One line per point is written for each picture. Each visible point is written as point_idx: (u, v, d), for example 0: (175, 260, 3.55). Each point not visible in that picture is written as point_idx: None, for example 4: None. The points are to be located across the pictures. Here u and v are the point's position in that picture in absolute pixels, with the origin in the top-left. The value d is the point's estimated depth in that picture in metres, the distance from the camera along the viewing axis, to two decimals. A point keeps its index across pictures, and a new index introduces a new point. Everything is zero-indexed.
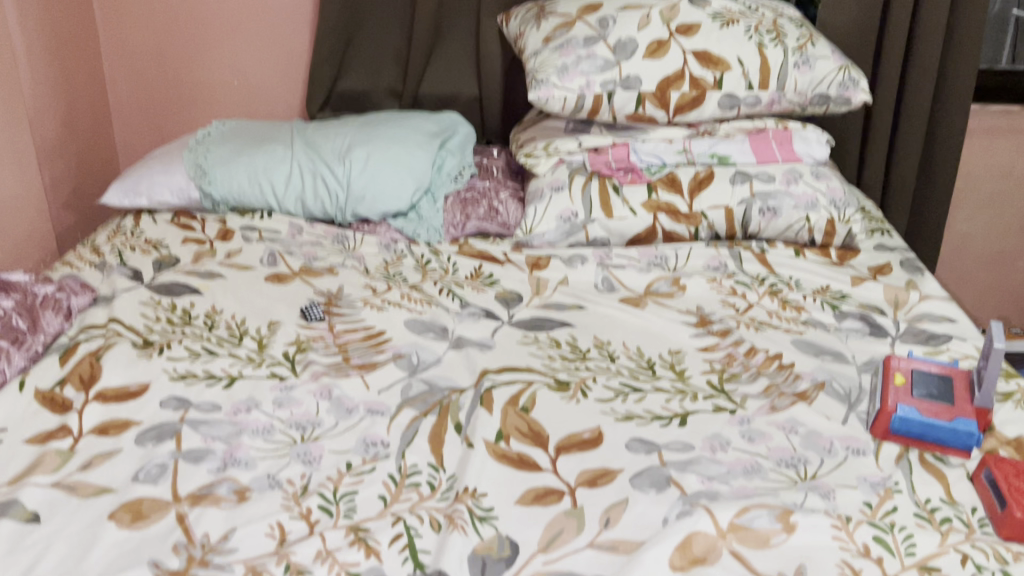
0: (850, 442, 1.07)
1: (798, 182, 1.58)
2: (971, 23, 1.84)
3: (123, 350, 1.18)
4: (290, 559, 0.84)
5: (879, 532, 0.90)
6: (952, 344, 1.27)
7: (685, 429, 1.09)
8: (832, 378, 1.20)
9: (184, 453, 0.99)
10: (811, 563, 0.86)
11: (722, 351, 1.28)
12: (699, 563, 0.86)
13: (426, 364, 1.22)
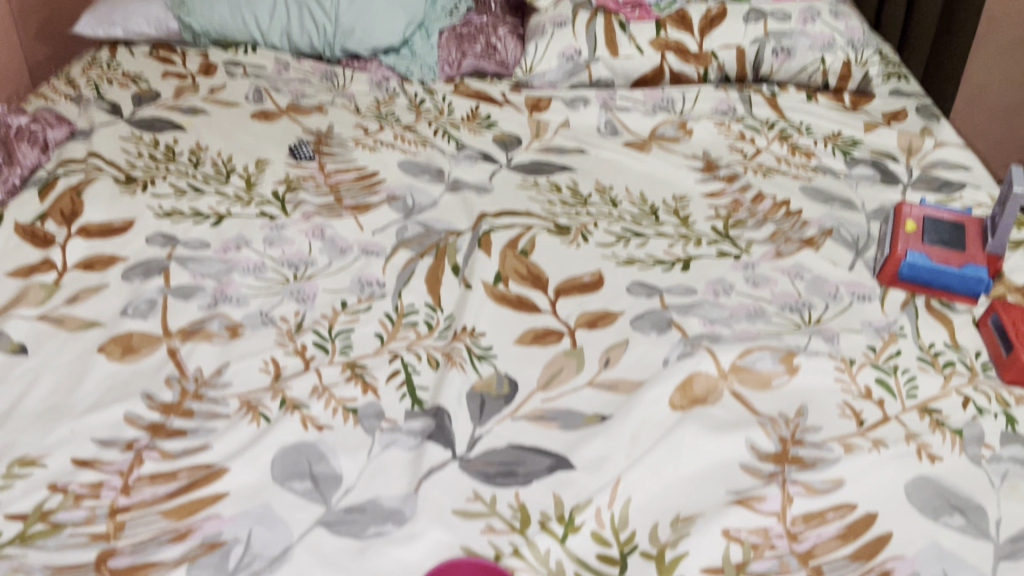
0: (856, 289, 1.05)
1: (816, 21, 1.50)
2: None
3: (104, 186, 1.13)
4: (285, 393, 0.82)
5: (882, 375, 0.89)
6: (965, 191, 1.23)
7: (688, 274, 1.06)
8: (840, 224, 1.17)
9: (173, 289, 0.96)
10: (813, 404, 0.85)
11: (728, 197, 1.23)
12: (699, 402, 0.85)
13: (422, 207, 1.17)
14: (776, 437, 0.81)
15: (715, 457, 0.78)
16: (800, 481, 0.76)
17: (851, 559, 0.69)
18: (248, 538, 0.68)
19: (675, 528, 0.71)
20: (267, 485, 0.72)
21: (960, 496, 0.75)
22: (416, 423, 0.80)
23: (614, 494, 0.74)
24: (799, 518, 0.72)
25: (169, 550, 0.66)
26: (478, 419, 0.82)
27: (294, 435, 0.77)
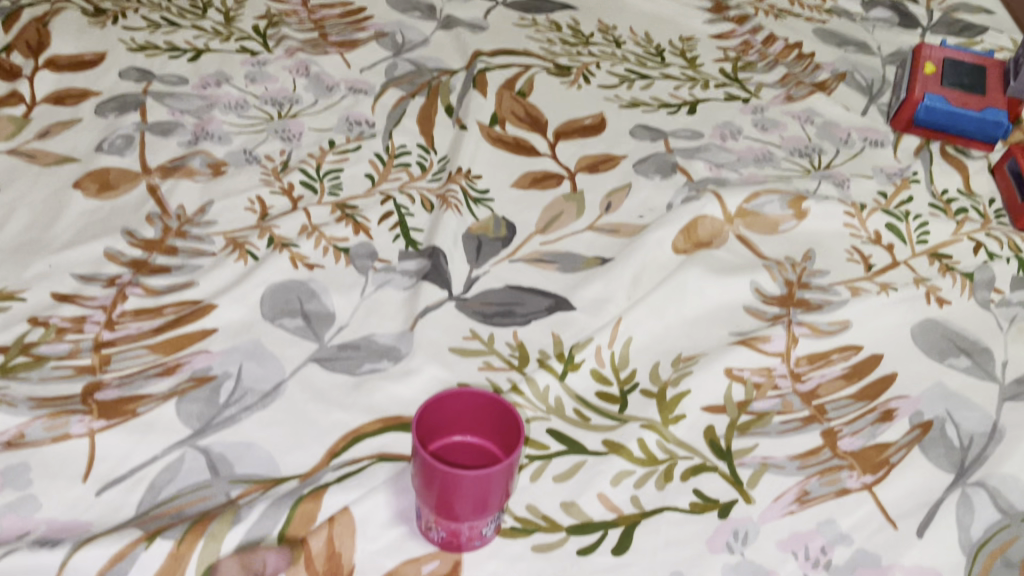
0: (868, 134, 1.00)
1: None
2: None
3: (71, 17, 1.05)
4: (273, 233, 0.78)
5: (893, 220, 0.85)
6: (987, 36, 1.16)
7: (693, 118, 1.01)
8: (854, 69, 1.11)
9: (150, 126, 0.91)
10: (820, 249, 0.83)
11: (738, 39, 1.16)
12: (703, 246, 0.81)
13: (413, 45, 1.10)
14: (782, 281, 0.78)
15: (718, 300, 0.76)
16: (806, 322, 0.74)
17: (854, 398, 0.68)
18: (239, 373, 0.66)
19: (677, 368, 0.70)
20: (256, 322, 0.70)
21: (966, 338, 0.74)
22: (410, 264, 0.77)
23: (614, 334, 0.72)
24: (803, 358, 0.71)
25: (157, 384, 0.64)
26: (474, 261, 0.79)
27: (283, 273, 0.74)
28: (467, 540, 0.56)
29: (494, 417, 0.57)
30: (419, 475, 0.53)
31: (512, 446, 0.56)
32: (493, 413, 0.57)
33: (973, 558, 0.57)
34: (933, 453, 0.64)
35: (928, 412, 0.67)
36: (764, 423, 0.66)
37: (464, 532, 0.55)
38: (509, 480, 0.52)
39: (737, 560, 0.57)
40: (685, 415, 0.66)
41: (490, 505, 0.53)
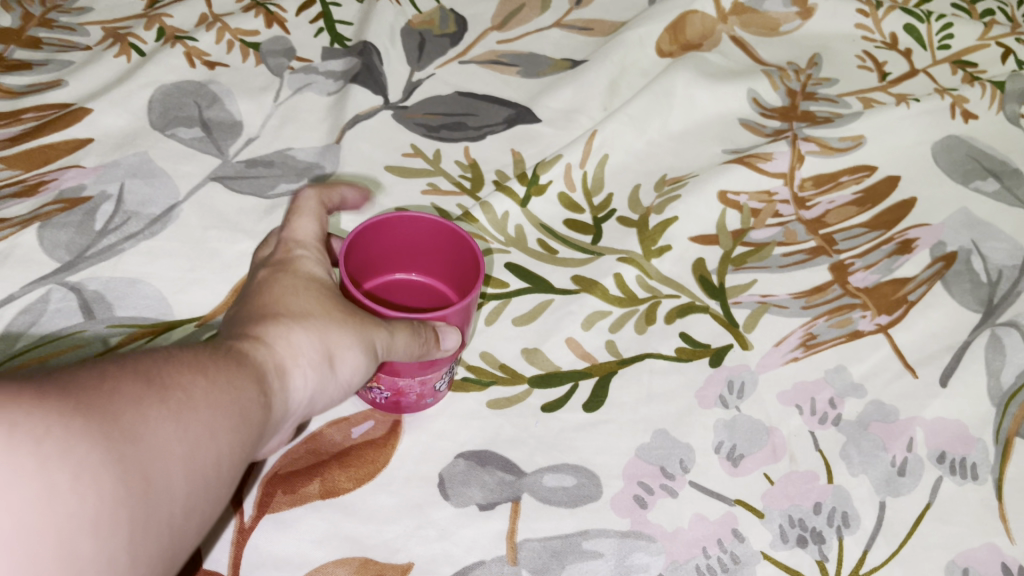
0: None
1: None
2: None
3: None
4: (163, 23, 0.63)
5: (913, 20, 0.72)
6: None
7: None
8: None
9: None
10: (827, 54, 0.70)
11: None
12: (692, 49, 0.68)
13: None
14: (783, 90, 0.66)
15: (708, 112, 0.64)
16: (813, 139, 0.62)
17: (867, 227, 0.58)
18: (120, 193, 0.53)
19: (661, 192, 0.58)
20: (143, 132, 0.56)
21: (994, 159, 0.63)
22: (336, 64, 0.63)
23: (588, 150, 0.59)
24: (808, 181, 0.60)
25: (14, 207, 0.51)
26: (416, 63, 0.64)
27: (177, 73, 0.60)
28: (416, 397, 0.45)
29: (439, 243, 0.46)
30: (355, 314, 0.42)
31: (465, 283, 0.47)
32: (437, 237, 0.45)
33: (1002, 410, 0.49)
34: (958, 290, 0.54)
35: (952, 243, 0.57)
36: (763, 256, 0.55)
37: (414, 390, 0.44)
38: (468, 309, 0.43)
39: (733, 416, 0.48)
40: (671, 246, 0.55)
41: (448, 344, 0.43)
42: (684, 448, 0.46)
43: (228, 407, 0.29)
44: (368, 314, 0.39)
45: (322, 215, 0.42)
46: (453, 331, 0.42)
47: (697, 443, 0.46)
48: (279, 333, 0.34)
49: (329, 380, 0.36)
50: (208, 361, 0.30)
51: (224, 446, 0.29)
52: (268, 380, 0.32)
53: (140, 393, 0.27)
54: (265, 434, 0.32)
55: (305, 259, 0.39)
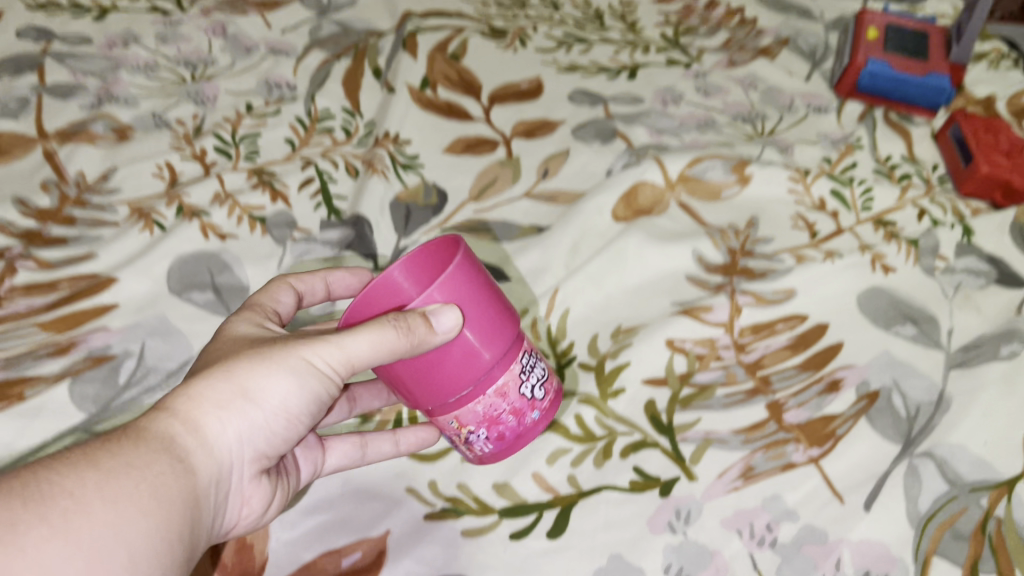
0: (812, 100, 0.97)
1: None
2: None
3: None
4: (182, 201, 0.73)
5: (838, 186, 0.83)
6: None
7: (634, 82, 0.97)
8: (797, 34, 1.07)
9: (49, 88, 0.84)
10: (764, 215, 0.80)
11: (679, 4, 1.12)
12: (643, 214, 0.78)
13: (339, 5, 1.03)
14: (724, 249, 0.75)
15: (659, 269, 0.73)
16: (749, 291, 0.71)
17: (799, 369, 0.65)
18: (141, 351, 0.60)
19: (616, 340, 0.66)
20: (162, 297, 0.64)
21: (914, 306, 0.71)
22: (332, 234, 0.72)
23: (551, 305, 0.69)
24: (747, 328, 0.68)
25: (48, 366, 0.58)
26: (403, 231, 0.74)
27: (193, 244, 0.68)
28: (513, 412, 0.52)
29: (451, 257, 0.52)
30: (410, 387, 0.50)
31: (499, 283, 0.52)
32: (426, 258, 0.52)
33: (921, 532, 0.55)
34: (881, 423, 0.61)
35: (875, 382, 0.64)
36: (707, 396, 0.63)
37: (503, 407, 0.51)
38: (470, 277, 0.49)
39: (680, 541, 0.54)
40: (625, 389, 0.63)
41: (494, 329, 0.49)
42: (636, 570, 0.52)
43: (128, 488, 0.37)
44: (284, 345, 0.46)
45: (265, 305, 0.54)
46: (447, 312, 0.46)
47: (648, 566, 0.52)
48: (186, 398, 0.43)
49: (254, 408, 0.45)
50: (103, 453, 0.38)
51: (113, 536, 0.35)
52: (172, 449, 0.41)
53: (24, 516, 0.34)
54: (181, 492, 0.40)
55: (234, 328, 0.49)
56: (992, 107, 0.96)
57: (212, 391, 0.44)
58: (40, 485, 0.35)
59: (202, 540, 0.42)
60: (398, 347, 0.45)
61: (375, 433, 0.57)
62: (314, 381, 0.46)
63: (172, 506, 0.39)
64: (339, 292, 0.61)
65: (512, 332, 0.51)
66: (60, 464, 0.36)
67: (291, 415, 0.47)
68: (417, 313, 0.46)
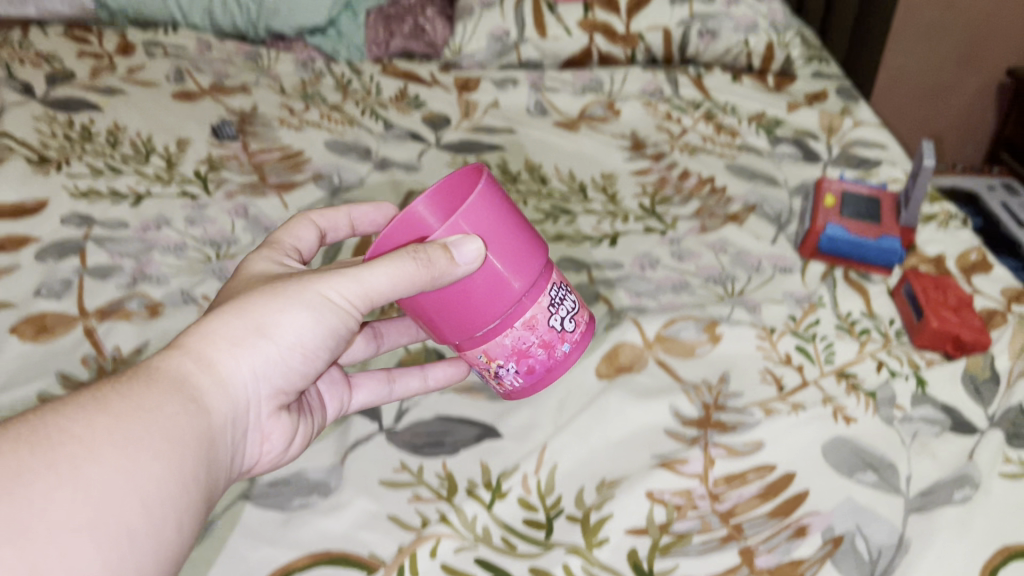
0: (778, 261, 1.07)
1: (739, 4, 1.53)
2: None
3: (16, 168, 1.11)
4: None
5: (802, 342, 0.91)
6: (881, 169, 1.26)
7: (615, 248, 1.07)
8: (763, 201, 1.19)
9: (90, 269, 0.94)
10: (735, 371, 0.87)
11: (655, 175, 1.24)
12: (625, 371, 0.86)
13: (349, 185, 1.16)
14: (699, 403, 0.82)
15: (639, 424, 0.79)
16: (721, 444, 0.78)
17: (768, 515, 0.71)
18: None
19: (601, 492, 0.73)
20: None
21: (874, 454, 0.77)
22: None
23: (540, 461, 0.75)
24: (721, 479, 0.74)
25: None
26: None
27: None
28: (539, 342, 0.62)
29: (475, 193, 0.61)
30: (444, 319, 0.60)
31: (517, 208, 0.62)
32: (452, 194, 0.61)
33: None
34: (845, 566, 0.66)
35: (840, 526, 0.70)
36: (684, 543, 0.68)
37: (530, 339, 0.61)
38: (498, 213, 0.59)
39: None
40: (609, 538, 0.68)
41: (522, 261, 0.59)
42: None
43: (141, 429, 0.45)
44: (298, 284, 0.57)
45: (279, 253, 0.64)
46: (466, 244, 0.56)
47: None
48: (203, 341, 0.52)
49: (270, 339, 0.55)
50: (117, 398, 0.46)
51: (128, 470, 0.43)
52: (183, 388, 0.50)
53: (35, 463, 0.40)
54: (191, 430, 0.48)
55: (255, 275, 0.60)
56: (942, 265, 1.05)
57: (232, 329, 0.54)
58: (52, 434, 0.42)
59: (218, 468, 0.52)
60: (416, 275, 0.54)
61: (402, 373, 0.76)
62: (326, 313, 0.57)
63: (182, 437, 0.47)
64: (361, 225, 0.75)
65: (541, 265, 0.61)
66: (74, 412, 0.44)
67: (303, 346, 0.57)
68: (440, 244, 0.55)
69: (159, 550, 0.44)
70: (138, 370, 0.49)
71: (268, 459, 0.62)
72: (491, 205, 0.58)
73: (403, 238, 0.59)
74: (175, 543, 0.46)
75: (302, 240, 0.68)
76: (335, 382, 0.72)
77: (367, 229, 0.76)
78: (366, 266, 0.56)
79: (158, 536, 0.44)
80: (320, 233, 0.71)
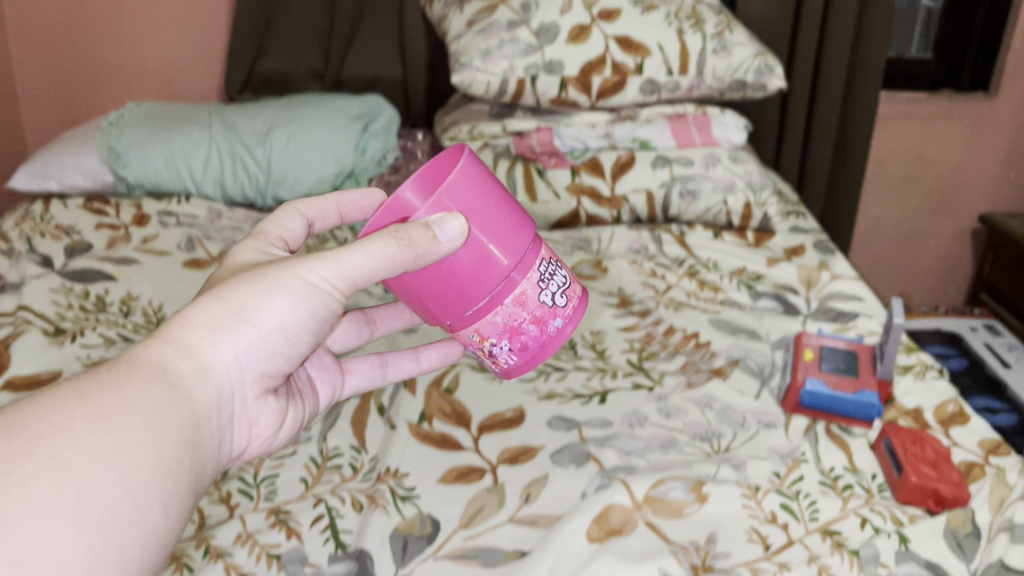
0: (762, 416, 1.10)
1: (716, 166, 1.63)
2: (875, 31, 1.93)
3: (33, 340, 1.17)
4: (209, 542, 0.86)
5: (786, 499, 0.94)
6: (858, 321, 1.32)
7: (604, 406, 1.11)
8: (746, 354, 1.24)
9: None
10: (722, 531, 0.89)
11: (642, 331, 1.30)
12: (615, 533, 0.88)
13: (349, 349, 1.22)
14: (687, 564, 0.84)
15: None
16: None
17: None
18: None
19: None
20: None
21: None
22: (338, 567, 0.84)
23: None
24: None
25: None
26: (400, 560, 0.85)
27: None
28: (527, 316, 0.71)
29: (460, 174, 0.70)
30: (436, 302, 0.69)
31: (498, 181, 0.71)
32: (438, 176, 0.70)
33: None
34: None
35: None
36: None
37: (519, 317, 0.70)
38: (481, 193, 0.68)
39: None
40: None
41: (509, 240, 0.68)
42: None
43: (118, 418, 0.50)
44: (278, 270, 0.62)
45: (263, 245, 0.71)
46: (449, 222, 0.64)
47: None
48: (182, 331, 0.58)
49: (254, 323, 0.60)
50: (93, 390, 0.51)
51: (105, 457, 0.48)
52: (164, 375, 0.54)
53: (11, 452, 0.44)
54: (173, 416, 0.53)
55: (237, 268, 0.66)
56: (920, 417, 1.09)
57: (214, 318, 0.59)
58: (32, 425, 0.46)
59: (206, 453, 0.57)
60: (399, 254, 0.62)
61: (395, 359, 0.86)
62: (308, 295, 0.62)
63: (160, 422, 0.52)
64: (350, 214, 0.83)
65: (527, 243, 0.70)
66: (52, 404, 0.48)
67: (287, 328, 0.62)
68: (423, 225, 0.63)
69: (144, 535, 0.49)
70: (121, 362, 0.55)
71: (259, 443, 0.67)
72: (475, 186, 0.68)
73: (391, 220, 0.67)
74: (162, 529, 0.50)
75: (289, 230, 0.75)
76: (326, 367, 0.80)
77: (357, 216, 0.84)
78: (346, 249, 0.62)
79: (143, 522, 0.49)
80: (307, 221, 0.78)
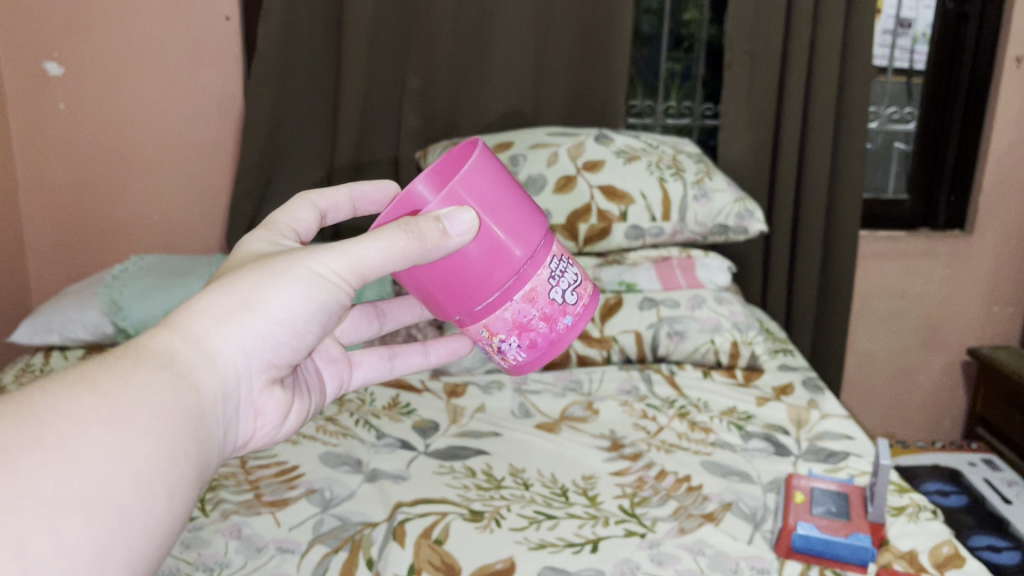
0: (755, 562, 1.09)
1: (702, 307, 1.67)
2: (849, 177, 2.04)
3: None
4: None
5: None
6: (849, 461, 1.32)
7: (596, 555, 1.10)
8: (738, 498, 1.23)
9: None
10: None
11: (633, 475, 1.29)
12: None
13: (339, 499, 1.22)
14: None
15: None
16: None
17: None
18: None
19: None
20: None
21: None
22: None
23: None
24: None
25: None
26: None
27: None
28: (535, 310, 0.79)
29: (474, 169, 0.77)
30: (448, 297, 0.77)
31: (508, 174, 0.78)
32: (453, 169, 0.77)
33: None
34: None
35: None
36: None
37: (527, 313, 0.79)
38: (493, 185, 0.75)
39: None
40: None
41: (520, 235, 0.76)
42: None
43: (126, 406, 0.54)
44: (288, 261, 0.66)
45: (273, 235, 0.75)
46: (457, 217, 0.72)
47: None
48: (192, 322, 0.62)
49: (262, 313, 0.64)
50: (104, 377, 0.55)
51: (112, 444, 0.52)
52: (171, 365, 0.59)
53: (21, 440, 0.49)
54: (178, 405, 0.57)
55: (247, 258, 0.70)
56: (915, 560, 1.08)
57: (225, 307, 0.64)
58: (42, 412, 0.51)
59: (211, 440, 0.61)
60: (409, 246, 0.68)
61: (404, 353, 0.94)
62: (317, 287, 0.66)
63: (166, 413, 0.56)
64: (364, 205, 0.90)
65: (537, 239, 0.78)
66: (62, 392, 0.53)
67: (294, 320, 0.66)
68: (434, 219, 0.71)
69: (148, 524, 0.54)
70: (131, 349, 0.59)
71: (265, 432, 0.71)
72: (488, 178, 0.75)
73: (406, 211, 0.74)
74: (165, 516, 0.55)
75: (301, 222, 0.80)
76: (334, 361, 0.86)
77: (368, 207, 0.90)
78: (356, 242, 0.67)
79: (147, 510, 0.54)
80: (319, 211, 0.84)
